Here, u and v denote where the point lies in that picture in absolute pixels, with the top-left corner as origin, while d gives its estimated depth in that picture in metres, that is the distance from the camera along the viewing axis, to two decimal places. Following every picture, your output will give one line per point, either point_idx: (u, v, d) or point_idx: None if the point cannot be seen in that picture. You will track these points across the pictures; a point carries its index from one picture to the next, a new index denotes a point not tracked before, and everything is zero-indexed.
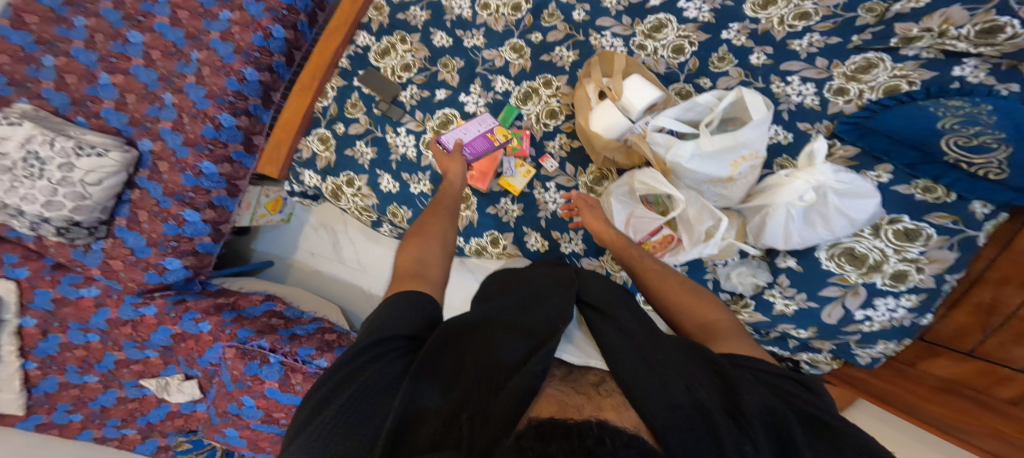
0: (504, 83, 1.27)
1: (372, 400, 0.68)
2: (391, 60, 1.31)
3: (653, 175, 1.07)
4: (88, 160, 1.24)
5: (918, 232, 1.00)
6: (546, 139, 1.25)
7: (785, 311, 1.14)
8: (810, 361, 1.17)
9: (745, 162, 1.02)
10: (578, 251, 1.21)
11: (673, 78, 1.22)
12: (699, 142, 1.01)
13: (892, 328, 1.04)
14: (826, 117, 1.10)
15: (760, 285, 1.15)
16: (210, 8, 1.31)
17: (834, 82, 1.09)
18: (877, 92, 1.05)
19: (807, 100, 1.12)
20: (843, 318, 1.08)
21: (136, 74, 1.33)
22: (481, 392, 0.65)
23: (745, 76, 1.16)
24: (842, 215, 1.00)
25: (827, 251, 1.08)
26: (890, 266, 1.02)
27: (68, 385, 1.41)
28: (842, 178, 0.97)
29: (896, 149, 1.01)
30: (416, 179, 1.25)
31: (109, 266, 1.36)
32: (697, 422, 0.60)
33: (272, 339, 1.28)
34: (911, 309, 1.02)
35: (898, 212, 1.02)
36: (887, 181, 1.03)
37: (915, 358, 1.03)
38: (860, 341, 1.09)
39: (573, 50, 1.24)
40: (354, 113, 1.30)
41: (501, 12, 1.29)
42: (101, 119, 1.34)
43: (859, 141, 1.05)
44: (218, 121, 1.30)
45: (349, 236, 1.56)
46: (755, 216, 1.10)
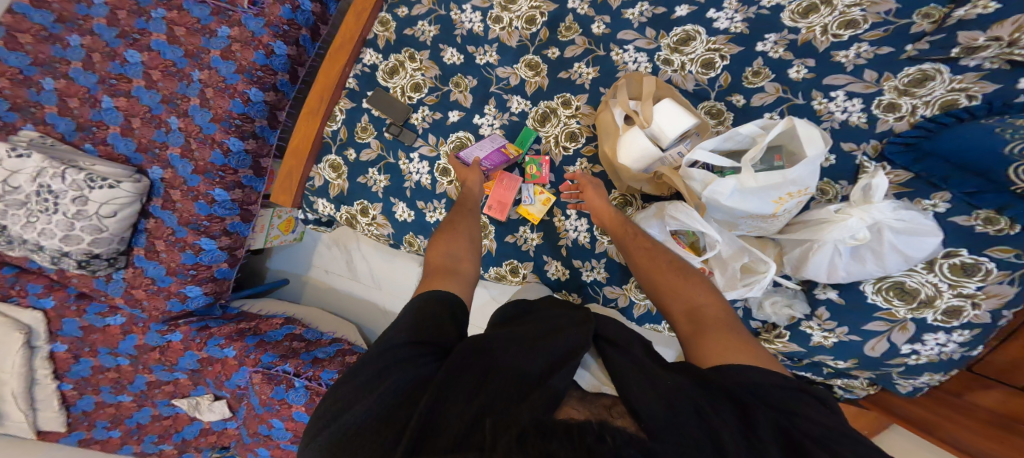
0: (520, 103, 1.18)
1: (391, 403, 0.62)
2: (400, 79, 1.22)
3: (686, 210, 1.03)
4: (100, 192, 1.23)
5: (976, 267, 0.90)
6: (566, 164, 1.18)
7: (823, 342, 1.07)
8: (845, 386, 1.11)
9: (791, 198, 0.95)
10: (601, 279, 1.17)
11: (703, 96, 1.12)
12: (740, 178, 0.94)
13: (940, 362, 0.98)
14: (874, 136, 1.00)
15: (796, 317, 1.08)
16: (208, 25, 1.28)
17: (883, 98, 0.99)
18: (932, 108, 0.94)
19: (852, 117, 1.02)
20: (888, 351, 1.01)
21: (138, 96, 1.33)
22: (506, 399, 0.61)
23: (784, 92, 1.07)
24: (897, 252, 0.92)
25: (873, 285, 1.00)
26: (944, 301, 0.94)
27: (104, 404, 1.39)
28: (902, 215, 0.89)
29: (958, 175, 0.89)
30: (432, 207, 1.20)
31: (132, 295, 1.34)
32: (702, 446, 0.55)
33: (295, 363, 1.23)
34: (962, 343, 0.95)
35: (956, 245, 0.92)
36: (944, 211, 0.92)
37: (963, 389, 0.98)
38: (902, 372, 1.03)
39: (592, 67, 1.15)
40: (365, 138, 1.23)
41: (515, 26, 1.18)
42: (109, 146, 1.34)
43: (912, 166, 0.94)
44: (226, 146, 1.28)
45: (363, 253, 1.48)
46: (795, 248, 1.04)
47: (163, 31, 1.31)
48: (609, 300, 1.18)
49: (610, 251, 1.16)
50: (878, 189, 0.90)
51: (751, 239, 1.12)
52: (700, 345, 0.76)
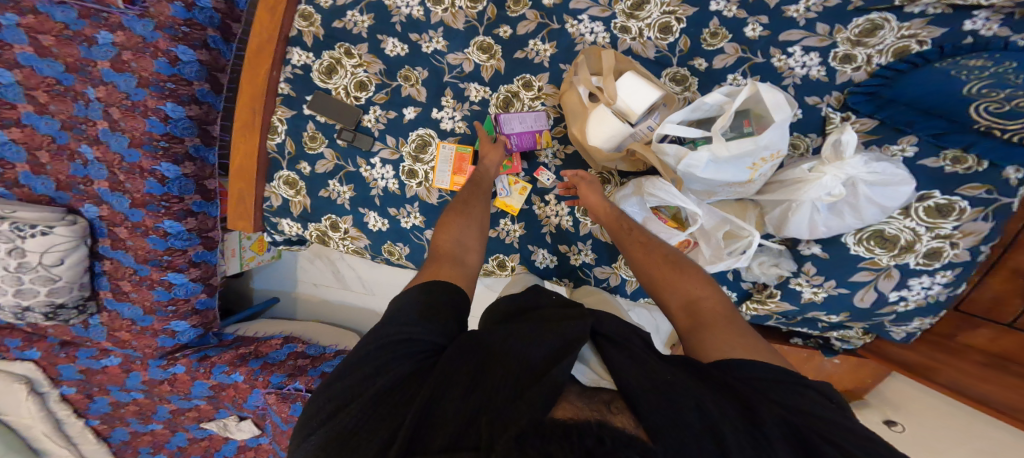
0: (479, 90, 1.09)
1: (387, 401, 0.59)
2: (340, 79, 1.09)
3: (660, 187, 0.95)
4: (37, 240, 1.13)
5: (950, 207, 0.89)
6: (537, 150, 1.13)
7: (814, 298, 1.09)
8: (840, 337, 1.16)
9: (764, 164, 0.88)
10: (590, 261, 1.17)
11: (665, 63, 1.04)
12: (713, 149, 0.86)
13: (926, 305, 0.99)
14: (835, 88, 0.97)
15: (785, 275, 1.09)
16: (79, 30, 1.08)
17: (838, 49, 0.96)
18: (885, 56, 0.93)
19: (812, 71, 0.98)
20: (877, 300, 1.02)
21: (33, 124, 1.14)
22: (504, 393, 0.57)
23: (743, 53, 1.01)
24: (872, 203, 0.88)
25: (855, 236, 0.99)
26: (922, 245, 0.93)
27: (139, 433, 1.46)
28: (874, 168, 0.85)
29: (922, 119, 0.86)
30: (405, 212, 1.14)
31: (117, 337, 1.29)
32: (706, 442, 0.52)
33: (305, 380, 1.27)
34: (946, 283, 0.95)
35: (929, 188, 0.90)
36: (913, 154, 0.90)
37: (953, 330, 0.99)
38: (894, 320, 1.04)
39: (549, 43, 1.06)
40: (316, 147, 1.11)
41: (458, 5, 1.06)
42: (26, 187, 1.18)
43: (876, 114, 0.92)
44: (160, 174, 1.15)
45: (349, 263, 1.54)
46: (775, 209, 0.99)
47: (25, 42, 1.08)
48: (601, 280, 1.18)
49: (594, 231, 1.15)
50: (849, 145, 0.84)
51: (731, 202, 1.06)
52: (703, 338, 0.72)
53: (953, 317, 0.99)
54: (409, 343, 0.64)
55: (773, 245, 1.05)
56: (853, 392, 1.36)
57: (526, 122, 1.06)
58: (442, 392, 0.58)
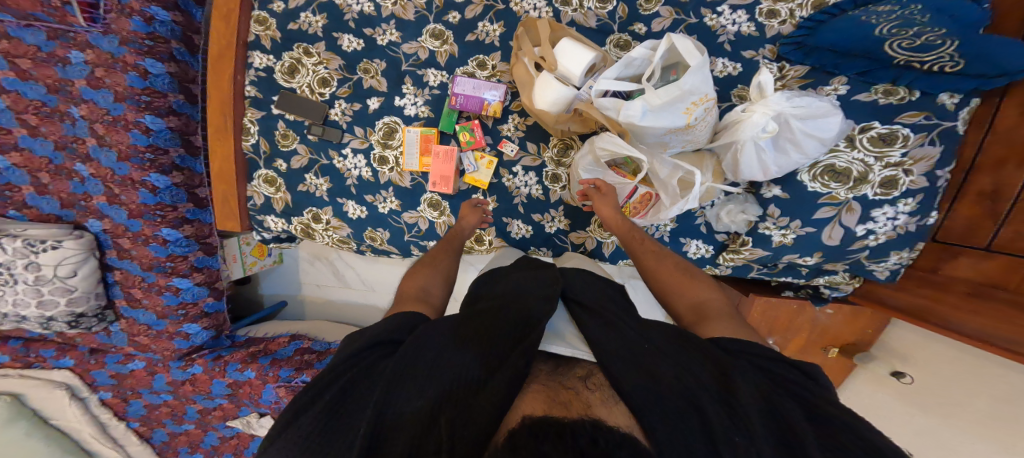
0: (437, 75, 1.12)
1: (353, 407, 0.67)
2: (303, 77, 1.13)
3: (614, 142, 0.97)
4: (49, 255, 1.22)
5: (893, 135, 0.94)
6: (499, 123, 1.15)
7: (784, 241, 1.10)
8: (828, 284, 1.20)
9: (697, 107, 0.90)
10: (563, 227, 1.22)
11: (607, 30, 1.09)
12: (646, 97, 0.88)
13: (898, 237, 1.00)
14: (767, 41, 1.04)
15: (752, 220, 1.12)
16: (52, 51, 1.15)
17: (762, 6, 1.03)
18: (806, 8, 1.00)
19: (743, 28, 1.05)
20: (845, 236, 1.03)
21: (29, 147, 1.22)
22: (457, 390, 0.65)
23: (678, 15, 1.06)
24: (810, 137, 0.91)
25: (809, 173, 1.01)
26: (876, 174, 0.96)
27: (176, 433, 1.57)
28: (797, 102, 0.89)
29: (845, 60, 0.96)
30: (382, 198, 1.19)
31: (137, 341, 1.39)
32: (690, 420, 0.60)
33: (312, 372, 1.36)
34: (911, 213, 0.97)
35: (868, 120, 0.95)
36: (846, 92, 0.97)
37: (936, 263, 0.98)
38: (871, 258, 1.05)
39: (497, 23, 1.08)
40: (288, 144, 1.17)
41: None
42: (32, 207, 1.27)
43: (806, 61, 1.00)
44: (150, 184, 1.22)
45: (348, 261, 1.63)
46: (726, 154, 1.02)
47: (5, 67, 1.15)
48: (578, 245, 1.23)
49: (565, 197, 1.19)
50: (767, 85, 0.92)
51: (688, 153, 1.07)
52: (708, 329, 0.79)
53: (931, 248, 0.99)
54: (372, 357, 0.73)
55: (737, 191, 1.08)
56: (856, 345, 1.29)
57: (479, 88, 1.09)
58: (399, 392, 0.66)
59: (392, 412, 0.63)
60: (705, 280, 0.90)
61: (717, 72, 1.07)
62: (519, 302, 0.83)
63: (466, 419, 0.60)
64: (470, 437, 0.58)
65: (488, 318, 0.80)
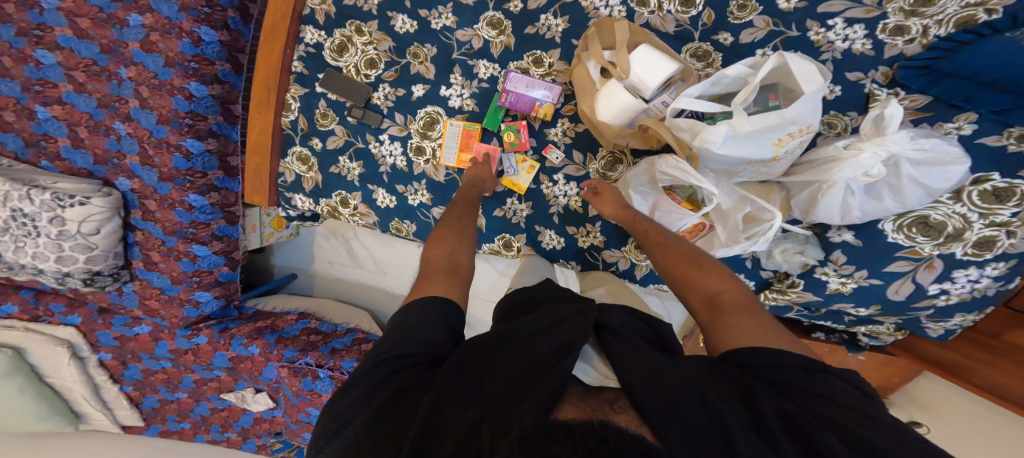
0: (488, 67, 1.08)
1: (387, 416, 0.59)
2: (351, 57, 1.11)
3: (676, 166, 0.92)
4: (74, 210, 1.21)
5: (1010, 191, 0.85)
6: (546, 127, 1.10)
7: (841, 289, 1.05)
8: (869, 333, 1.11)
9: (792, 139, 0.84)
10: (598, 244, 1.17)
11: (686, 37, 1.03)
12: (733, 122, 0.82)
13: (971, 300, 0.96)
14: (883, 62, 0.93)
15: (810, 263, 1.05)
16: (112, 13, 1.14)
17: (889, 21, 0.91)
18: (946, 26, 0.88)
19: (856, 45, 0.94)
20: (913, 293, 0.99)
21: (72, 102, 1.21)
22: (502, 402, 0.57)
23: (774, 26, 0.98)
24: (916, 185, 0.85)
25: (894, 222, 0.95)
26: (973, 233, 0.90)
27: (167, 401, 1.51)
28: (921, 144, 0.81)
29: (984, 93, 0.83)
30: (413, 190, 1.17)
31: (148, 306, 1.38)
32: (710, 436, 0.51)
33: (316, 355, 1.32)
34: (997, 277, 0.92)
35: (987, 170, 0.86)
36: (970, 133, 0.86)
37: (1001, 327, 0.95)
38: (932, 316, 1.02)
39: (562, 17, 1.04)
40: (327, 124, 1.14)
41: None
42: (66, 160, 1.27)
43: (930, 90, 0.88)
44: (185, 149, 1.20)
45: (362, 241, 1.56)
46: (802, 192, 0.96)
47: (64, 24, 1.15)
48: (610, 263, 1.18)
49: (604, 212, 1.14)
50: (894, 119, 0.80)
51: (755, 184, 1.02)
52: (722, 327, 0.71)
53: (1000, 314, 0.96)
54: (408, 358, 0.65)
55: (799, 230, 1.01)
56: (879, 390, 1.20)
57: (533, 86, 1.04)
58: (440, 404, 0.58)
59: (433, 423, 0.56)
60: (726, 271, 0.81)
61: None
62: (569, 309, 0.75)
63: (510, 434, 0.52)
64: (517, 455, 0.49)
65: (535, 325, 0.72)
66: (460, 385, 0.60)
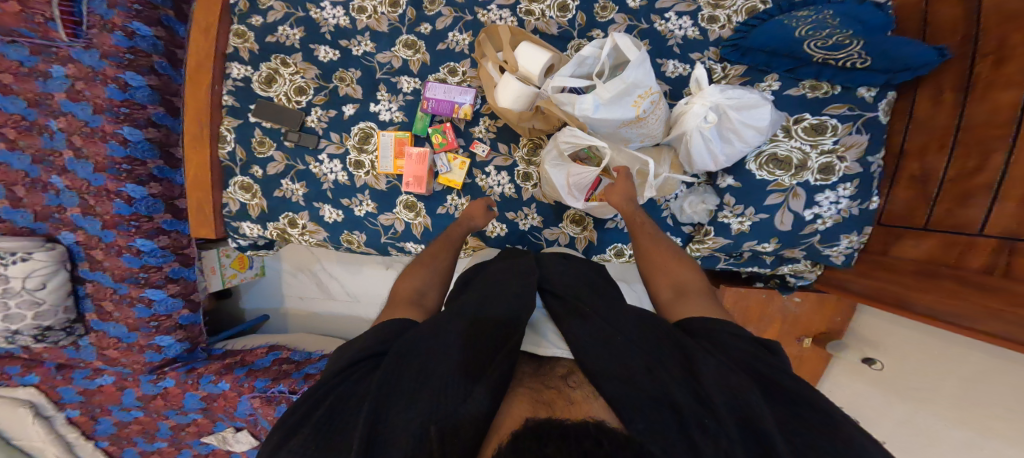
0: (410, 82, 1.15)
1: (340, 419, 0.71)
2: (280, 86, 1.16)
3: (575, 137, 1.05)
4: (19, 266, 1.23)
5: (823, 125, 1.06)
6: (471, 126, 1.19)
7: (742, 228, 1.17)
8: (793, 272, 1.23)
9: (644, 100, 0.99)
10: (538, 225, 1.26)
11: (567, 37, 1.14)
12: (597, 91, 0.96)
13: (845, 220, 1.09)
14: (711, 43, 1.13)
15: (711, 210, 1.20)
16: (34, 66, 1.15)
17: (704, 12, 1.12)
18: (740, 15, 1.11)
19: (689, 33, 1.13)
20: (796, 221, 1.12)
21: (7, 161, 1.22)
22: (449, 391, 0.71)
23: (631, 21, 1.14)
24: (748, 127, 1.02)
25: (756, 162, 1.11)
26: (814, 162, 1.07)
27: (145, 453, 1.50)
28: (731, 94, 1.00)
29: (775, 60, 1.07)
30: (358, 201, 1.23)
31: (107, 355, 1.36)
32: (668, 416, 0.69)
33: (289, 382, 1.32)
34: (852, 197, 1.08)
35: (801, 112, 1.07)
36: (778, 88, 1.08)
37: (884, 246, 1.06)
38: (824, 242, 1.13)
39: (466, 33, 1.13)
40: (265, 151, 1.18)
41: (380, 11, 1.14)
42: (7, 221, 1.26)
43: (743, 60, 1.10)
44: (126, 194, 1.22)
45: (329, 270, 1.62)
46: (680, 145, 1.11)
47: None
48: (551, 241, 1.28)
49: (537, 195, 1.24)
50: (702, 79, 1.05)
51: (648, 148, 1.17)
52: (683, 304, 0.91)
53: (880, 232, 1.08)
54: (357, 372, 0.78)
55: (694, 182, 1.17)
56: (827, 334, 1.31)
57: (451, 92, 1.12)
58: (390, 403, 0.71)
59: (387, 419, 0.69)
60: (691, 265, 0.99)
61: (669, 73, 1.15)
62: (497, 299, 0.92)
63: (455, 427, 0.67)
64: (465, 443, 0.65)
65: (468, 316, 0.87)
66: (404, 382, 0.73)
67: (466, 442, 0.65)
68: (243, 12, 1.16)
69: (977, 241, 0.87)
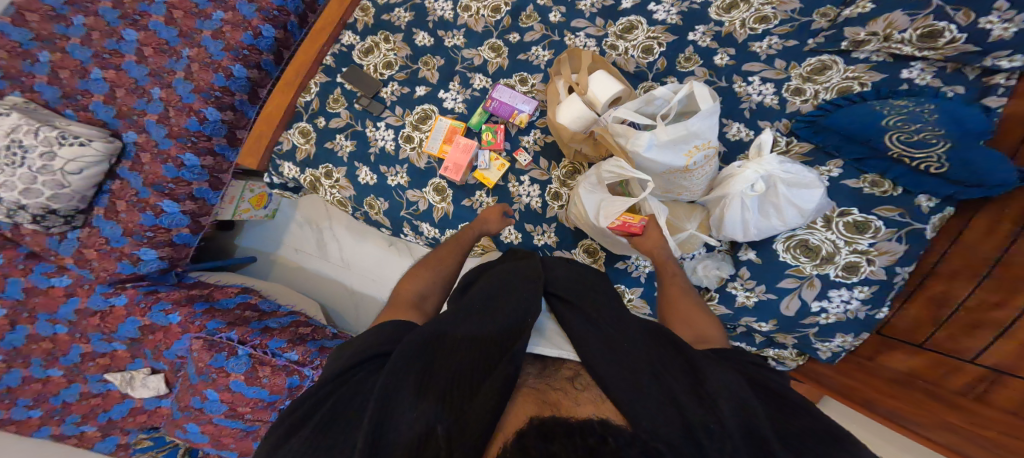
0: (482, 80, 1.34)
1: (344, 422, 0.67)
2: (374, 58, 1.39)
3: (619, 168, 1.06)
4: (71, 149, 1.29)
5: (867, 224, 0.99)
6: (521, 134, 1.30)
7: (746, 302, 1.10)
8: (776, 357, 1.13)
9: (699, 152, 1.02)
10: (551, 244, 1.26)
11: (642, 77, 1.27)
12: (656, 131, 0.99)
13: (847, 321, 1.02)
14: (785, 115, 1.12)
15: (724, 278, 1.12)
16: (204, 9, 1.43)
17: (791, 83, 1.13)
18: (830, 93, 1.08)
19: (766, 99, 1.15)
20: (800, 310, 1.05)
21: (128, 70, 1.43)
22: (457, 393, 0.64)
23: (710, 76, 1.21)
24: (791, 205, 0.99)
25: (783, 243, 1.06)
26: (842, 257, 1.01)
27: (31, 380, 1.33)
28: (788, 168, 0.98)
29: (847, 145, 1.02)
30: (394, 171, 1.31)
31: (83, 255, 1.35)
32: (672, 415, 0.59)
33: (243, 330, 1.27)
34: (864, 301, 1.00)
35: (849, 205, 1.01)
36: (837, 175, 1.03)
37: (874, 352, 1.00)
38: (819, 335, 1.06)
39: (548, 50, 1.31)
40: (335, 107, 1.35)
41: (481, 14, 1.37)
42: (90, 112, 1.42)
43: (812, 138, 1.07)
44: (203, 115, 1.38)
45: (336, 234, 1.66)
46: (716, 208, 1.08)
47: (162, 13, 1.44)
48: None
49: (560, 215, 1.26)
50: (765, 147, 1.00)
51: (682, 204, 1.15)
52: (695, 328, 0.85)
53: (874, 340, 1.01)
54: (363, 368, 0.74)
55: (716, 246, 1.11)
56: None
57: (516, 98, 1.28)
58: (393, 401, 0.66)
59: (388, 421, 0.64)
60: (714, 319, 0.87)
61: (730, 134, 1.17)
62: (511, 292, 0.83)
63: (464, 426, 0.60)
64: (466, 446, 0.57)
65: (480, 310, 0.80)
66: (409, 380, 0.68)
67: (470, 442, 0.57)
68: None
69: (966, 367, 0.82)
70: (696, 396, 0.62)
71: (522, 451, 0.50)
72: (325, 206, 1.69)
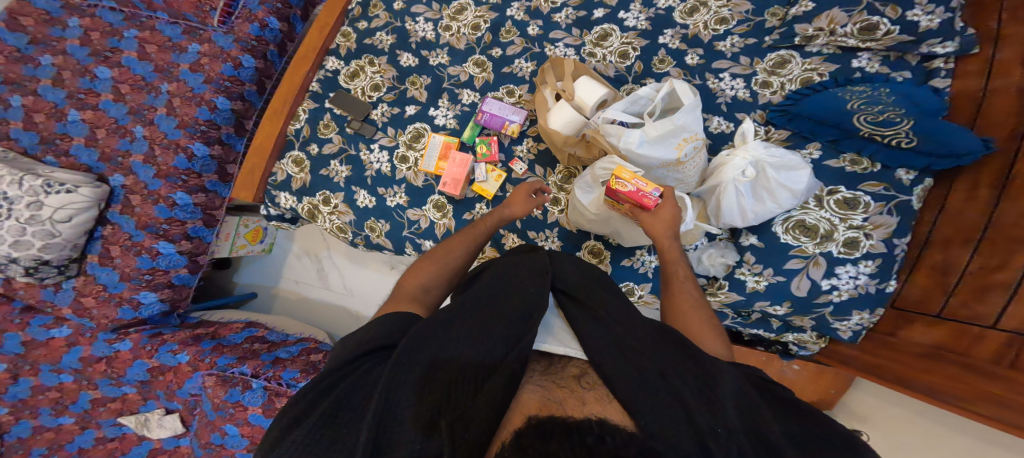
0: (471, 95, 1.35)
1: (347, 415, 0.67)
2: (360, 81, 1.40)
3: (614, 164, 1.07)
4: (58, 197, 1.26)
5: (857, 200, 1.03)
6: (514, 144, 1.32)
7: (757, 287, 1.13)
8: (797, 341, 1.17)
9: (688, 144, 1.04)
10: (555, 248, 1.27)
11: (622, 81, 1.28)
12: (645, 129, 1.03)
13: (860, 296, 1.03)
14: (759, 106, 1.16)
15: (730, 265, 1.15)
16: (178, 42, 1.41)
17: (758, 77, 1.16)
18: (794, 83, 1.12)
19: (739, 93, 1.18)
20: (812, 289, 1.07)
21: (106, 109, 1.40)
22: (462, 392, 0.66)
23: (685, 76, 1.23)
24: (782, 187, 1.02)
25: (782, 225, 1.09)
26: (841, 234, 1.03)
27: (43, 428, 1.35)
28: (773, 152, 1.03)
29: (820, 128, 1.06)
30: (392, 192, 1.32)
31: (81, 303, 1.33)
32: (679, 418, 0.60)
33: (254, 364, 1.27)
34: (872, 275, 1.02)
35: (836, 184, 1.05)
36: (818, 157, 1.07)
37: (894, 328, 1.00)
38: (835, 314, 1.07)
39: (531, 62, 1.33)
40: (327, 133, 1.37)
41: (462, 32, 1.38)
42: (72, 156, 1.38)
43: (788, 125, 1.10)
44: (191, 151, 1.36)
45: (334, 260, 1.65)
46: (711, 198, 1.11)
47: (134, 49, 1.41)
48: None
49: (561, 220, 1.28)
50: (749, 135, 1.06)
51: None
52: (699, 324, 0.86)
53: (891, 315, 1.02)
54: (367, 363, 0.74)
55: (717, 235, 1.13)
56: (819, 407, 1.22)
57: (505, 110, 1.29)
58: (398, 397, 0.67)
59: (393, 415, 0.65)
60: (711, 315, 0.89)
61: (712, 128, 1.19)
62: (517, 290, 0.85)
63: (468, 422, 0.61)
64: (473, 440, 0.58)
65: (483, 308, 0.81)
66: (415, 377, 0.69)
67: (476, 436, 0.59)
68: (355, 17, 1.46)
69: (989, 334, 0.82)
70: (704, 396, 0.63)
71: (520, 450, 0.52)
72: (320, 234, 1.68)
